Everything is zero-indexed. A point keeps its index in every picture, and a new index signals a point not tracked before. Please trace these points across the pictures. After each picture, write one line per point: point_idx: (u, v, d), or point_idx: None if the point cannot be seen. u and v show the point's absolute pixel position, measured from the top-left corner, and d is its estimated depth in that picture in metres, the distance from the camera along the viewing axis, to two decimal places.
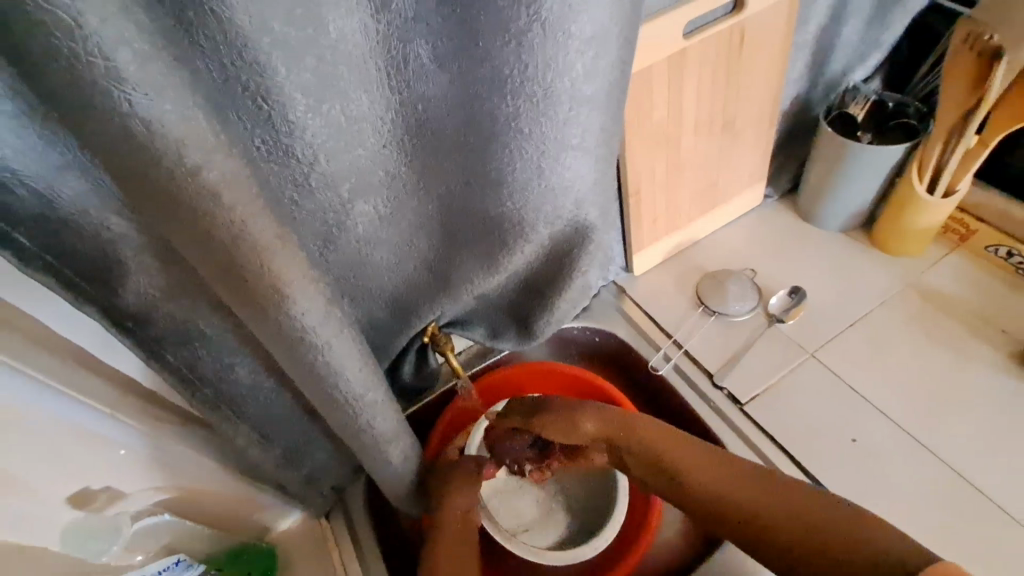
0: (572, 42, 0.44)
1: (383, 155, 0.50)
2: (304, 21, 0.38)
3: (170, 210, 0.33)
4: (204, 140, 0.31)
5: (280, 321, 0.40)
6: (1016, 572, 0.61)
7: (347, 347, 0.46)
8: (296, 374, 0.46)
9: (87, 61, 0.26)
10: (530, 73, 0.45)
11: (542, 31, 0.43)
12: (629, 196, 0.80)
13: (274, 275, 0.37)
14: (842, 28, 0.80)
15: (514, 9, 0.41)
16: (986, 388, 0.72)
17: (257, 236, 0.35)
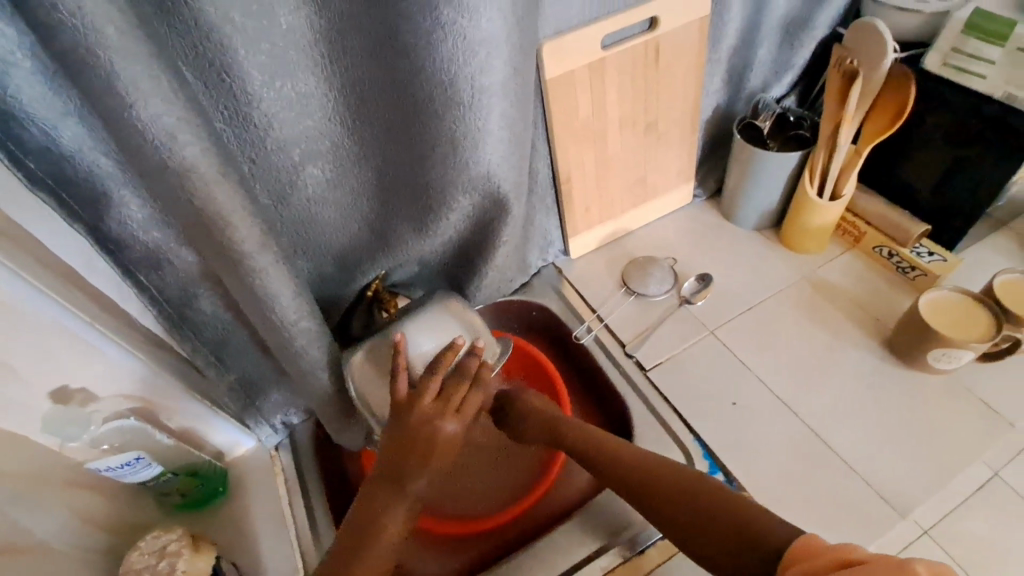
0: (474, 43, 0.56)
1: (328, 128, 0.62)
2: (259, 14, 0.49)
3: (137, 146, 0.44)
4: (164, 95, 0.42)
5: (224, 244, 0.51)
6: (853, 514, 0.71)
7: (282, 276, 0.57)
8: (240, 295, 0.57)
9: (83, 32, 0.37)
10: (440, 66, 0.57)
11: (445, 33, 0.55)
12: (562, 184, 0.91)
13: (222, 211, 0.49)
14: (754, 50, 0.92)
15: (422, 15, 0.54)
16: (855, 367, 0.83)
17: (204, 171, 0.46)
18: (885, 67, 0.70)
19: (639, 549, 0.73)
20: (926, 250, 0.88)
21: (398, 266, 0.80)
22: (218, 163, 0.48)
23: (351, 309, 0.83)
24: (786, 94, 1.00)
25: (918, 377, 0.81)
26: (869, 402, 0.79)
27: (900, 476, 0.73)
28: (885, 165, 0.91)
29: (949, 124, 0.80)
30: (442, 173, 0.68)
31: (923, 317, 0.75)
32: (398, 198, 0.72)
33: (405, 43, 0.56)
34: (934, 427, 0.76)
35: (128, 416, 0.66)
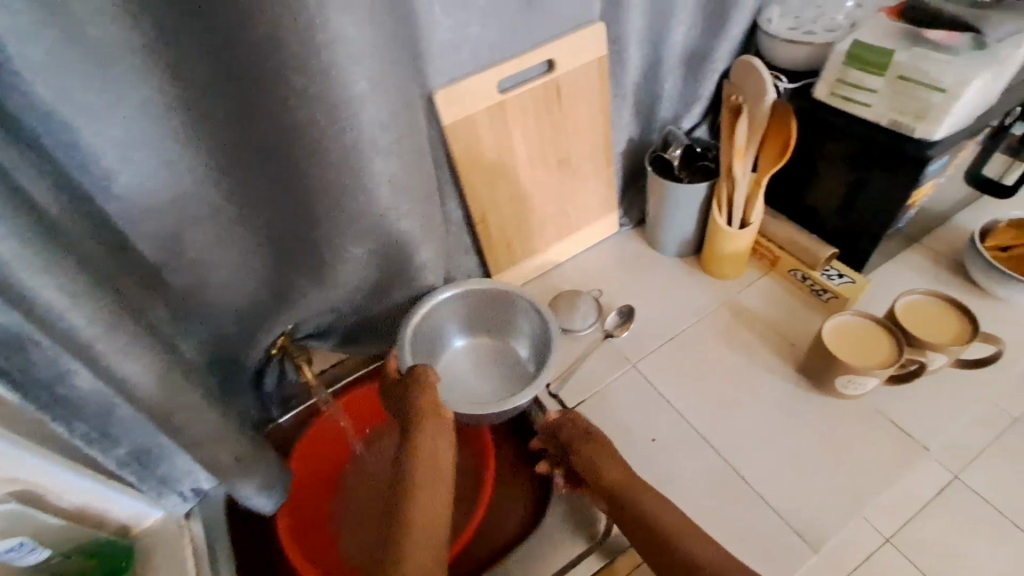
0: (338, 101, 0.56)
1: (203, 191, 0.60)
2: (102, 89, 0.49)
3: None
4: None
5: (58, 328, 0.49)
6: (764, 552, 0.70)
7: (139, 358, 0.55)
8: (98, 375, 0.55)
9: None
10: (306, 124, 0.57)
11: (306, 96, 0.55)
12: (477, 224, 0.91)
13: (44, 299, 0.47)
14: (658, 84, 0.94)
15: (282, 83, 0.54)
16: (773, 393, 0.83)
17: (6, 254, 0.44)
18: (769, 100, 0.73)
19: (619, 548, 0.74)
20: (836, 273, 0.89)
21: (307, 320, 0.78)
22: (43, 246, 0.46)
23: (262, 367, 0.81)
24: (697, 124, 1.02)
25: (832, 402, 0.81)
26: (785, 431, 0.79)
27: (813, 506, 0.73)
28: (793, 191, 0.93)
29: (846, 151, 0.81)
30: (332, 226, 0.66)
31: (827, 344, 0.76)
32: (293, 254, 0.70)
33: (268, 105, 0.56)
34: (847, 454, 0.76)
35: (8, 500, 0.61)
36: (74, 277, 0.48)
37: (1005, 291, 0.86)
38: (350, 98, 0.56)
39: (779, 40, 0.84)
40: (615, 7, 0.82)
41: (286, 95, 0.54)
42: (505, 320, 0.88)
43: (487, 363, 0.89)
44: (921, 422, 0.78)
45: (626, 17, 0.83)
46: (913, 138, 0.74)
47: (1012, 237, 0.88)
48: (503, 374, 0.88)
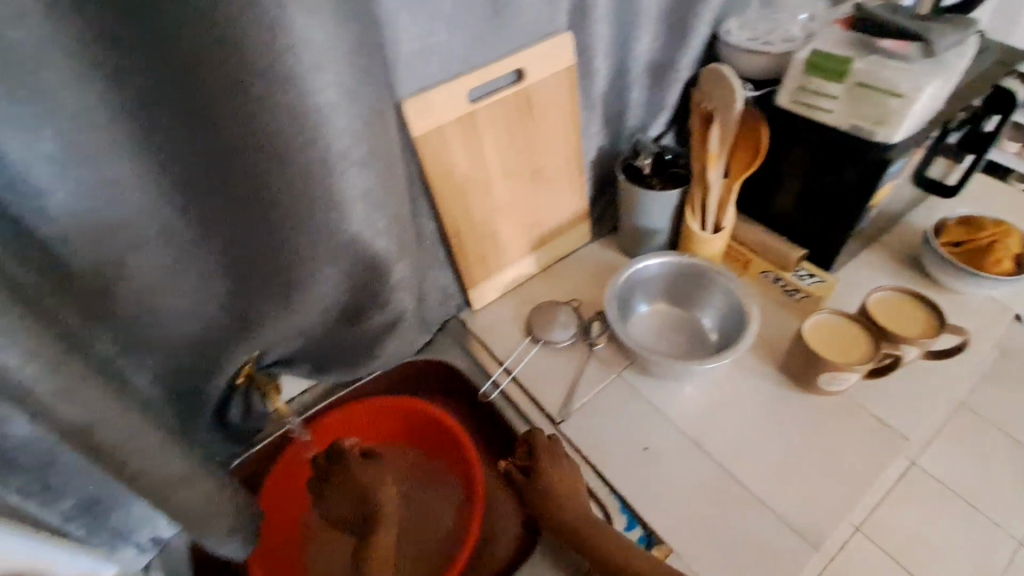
0: (305, 104, 0.52)
1: (155, 209, 0.55)
2: (28, 98, 0.43)
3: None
4: None
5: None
6: (766, 553, 0.70)
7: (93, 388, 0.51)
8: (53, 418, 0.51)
9: None
10: (274, 129, 0.53)
11: (272, 106, 0.52)
12: (450, 239, 0.88)
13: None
14: (626, 94, 0.95)
15: (241, 90, 0.50)
16: (755, 394, 0.85)
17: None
18: (738, 108, 0.73)
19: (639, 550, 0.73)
20: (807, 273, 0.92)
21: (270, 348, 0.72)
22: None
23: (224, 399, 0.75)
24: (665, 132, 1.03)
25: (817, 399, 0.83)
26: (772, 429, 0.81)
27: (805, 504, 0.74)
28: (761, 195, 0.96)
29: (806, 157, 0.86)
30: (300, 241, 0.62)
31: (806, 339, 0.78)
32: (258, 275, 0.64)
33: (227, 112, 0.51)
34: (835, 450, 0.78)
35: None
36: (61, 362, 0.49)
37: (960, 285, 0.91)
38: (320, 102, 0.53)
39: (741, 51, 0.88)
40: (581, 18, 0.82)
41: (249, 97, 0.51)
42: (696, 287, 0.90)
43: (674, 330, 0.92)
44: (898, 414, 0.81)
45: (592, 26, 0.83)
46: (875, 141, 0.78)
47: (960, 234, 0.94)
48: (679, 342, 0.90)
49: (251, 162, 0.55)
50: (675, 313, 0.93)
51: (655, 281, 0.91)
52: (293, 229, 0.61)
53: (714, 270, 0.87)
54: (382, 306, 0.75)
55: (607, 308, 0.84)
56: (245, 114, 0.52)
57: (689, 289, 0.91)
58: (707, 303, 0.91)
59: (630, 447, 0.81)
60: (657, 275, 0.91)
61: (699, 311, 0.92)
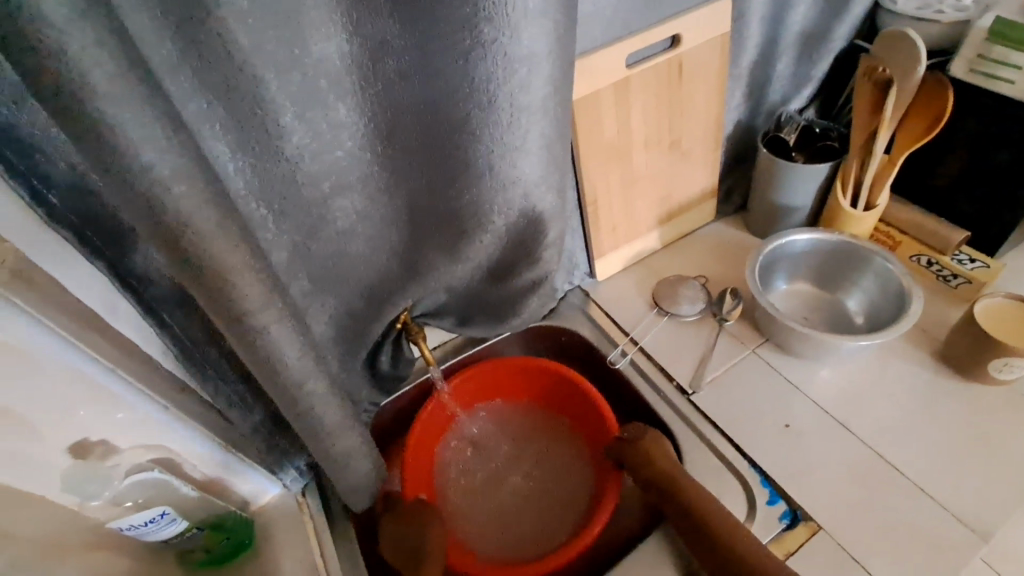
0: (510, 59, 0.53)
1: (359, 157, 0.59)
2: (289, 42, 0.47)
3: (130, 204, 0.41)
4: (156, 139, 0.39)
5: (231, 303, 0.48)
6: (925, 538, 0.67)
7: (289, 332, 0.54)
8: (246, 357, 0.53)
9: (66, 76, 0.35)
10: (476, 85, 0.55)
11: (485, 52, 0.52)
12: (587, 206, 0.89)
13: (224, 263, 0.46)
14: (773, 64, 0.92)
15: (462, 33, 0.51)
16: (907, 381, 0.80)
17: (199, 226, 0.43)
18: (921, 71, 0.71)
19: (784, 523, 0.71)
20: (966, 257, 0.86)
21: (424, 297, 0.76)
22: (222, 211, 0.45)
23: (380, 343, 0.80)
24: (806, 106, 1.00)
25: (978, 388, 0.78)
26: (928, 415, 0.77)
27: (969, 493, 0.70)
28: (917, 174, 0.90)
29: (980, 131, 0.80)
30: (475, 198, 0.65)
31: (977, 321, 0.74)
32: (430, 227, 0.68)
33: (439, 64, 0.53)
34: (1003, 440, 0.73)
35: (154, 467, 0.63)
36: (285, 310, 0.53)
37: None
38: (520, 56, 0.54)
39: (909, 19, 0.84)
40: None
41: (462, 53, 0.53)
42: (845, 266, 0.87)
43: (817, 308, 0.89)
44: None
45: None
46: None
47: None
48: (822, 321, 0.87)
49: (449, 116, 0.57)
50: (819, 291, 0.90)
51: (797, 257, 0.89)
52: (470, 184, 0.63)
53: (874, 252, 0.83)
54: (531, 266, 0.77)
55: (749, 282, 0.84)
56: (455, 69, 0.54)
57: (838, 272, 0.88)
58: (855, 283, 0.87)
59: (771, 423, 0.79)
60: (803, 252, 0.88)
61: (845, 291, 0.88)
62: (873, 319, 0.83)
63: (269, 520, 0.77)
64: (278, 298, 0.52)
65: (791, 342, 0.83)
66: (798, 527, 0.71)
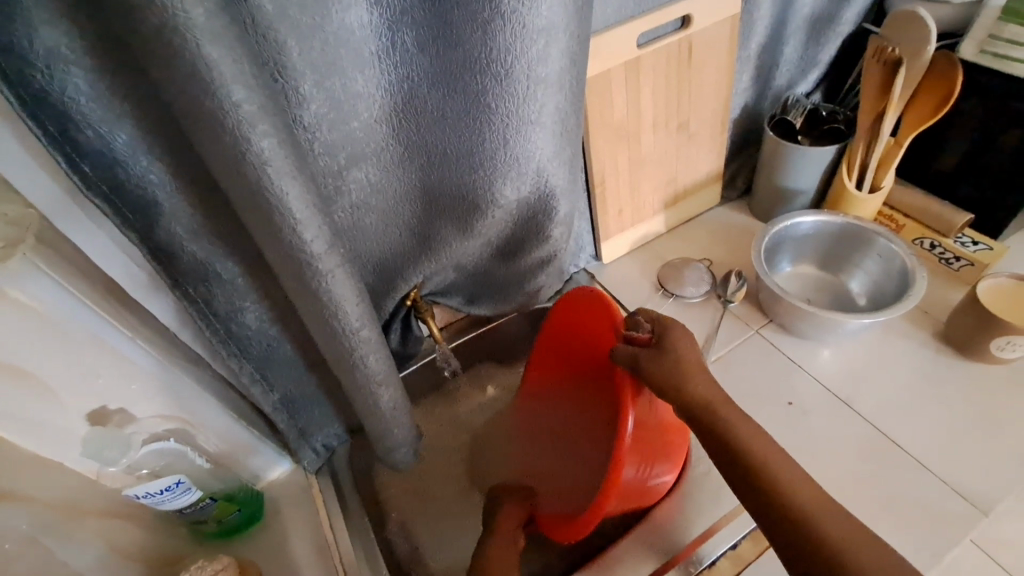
0: (529, 30, 0.54)
1: (374, 129, 0.59)
2: (314, 9, 0.47)
3: (206, 149, 0.42)
4: (245, 81, 0.38)
5: (292, 245, 0.47)
6: (929, 511, 0.69)
7: (345, 281, 0.53)
8: (304, 305, 0.54)
9: (168, 10, 0.33)
10: (494, 56, 0.55)
11: (504, 23, 0.53)
12: (595, 186, 0.89)
13: (287, 205, 0.45)
14: (781, 47, 0.92)
15: (481, 4, 0.51)
16: (909, 359, 0.82)
17: (277, 166, 0.42)
18: (928, 53, 0.73)
19: None
20: (969, 240, 0.87)
21: (434, 273, 0.77)
22: (292, 159, 0.44)
23: (390, 320, 0.80)
24: (811, 91, 1.01)
25: (977, 367, 0.80)
26: (934, 395, 0.78)
27: (971, 466, 0.72)
28: (922, 157, 0.91)
29: (984, 113, 0.81)
30: (488, 172, 0.65)
31: (979, 299, 0.76)
32: (441, 202, 0.69)
33: (459, 34, 0.54)
34: (1003, 418, 0.75)
35: (170, 438, 0.63)
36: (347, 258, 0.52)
37: None
38: (539, 28, 0.54)
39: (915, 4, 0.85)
40: None
41: (481, 23, 0.53)
42: (851, 249, 0.88)
43: (821, 291, 0.90)
44: None
45: None
46: None
47: None
48: (827, 303, 0.89)
49: (464, 88, 0.58)
50: (822, 275, 0.91)
51: (802, 241, 0.90)
52: (482, 159, 0.64)
53: (877, 234, 0.84)
54: (541, 244, 0.78)
55: (754, 262, 0.85)
56: (474, 38, 0.54)
57: (845, 256, 0.89)
58: (860, 266, 0.88)
59: (777, 401, 0.80)
60: (809, 235, 0.89)
61: (849, 275, 0.89)
62: (879, 301, 0.84)
63: (278, 495, 0.77)
64: (336, 244, 0.51)
65: (795, 321, 0.84)
66: None
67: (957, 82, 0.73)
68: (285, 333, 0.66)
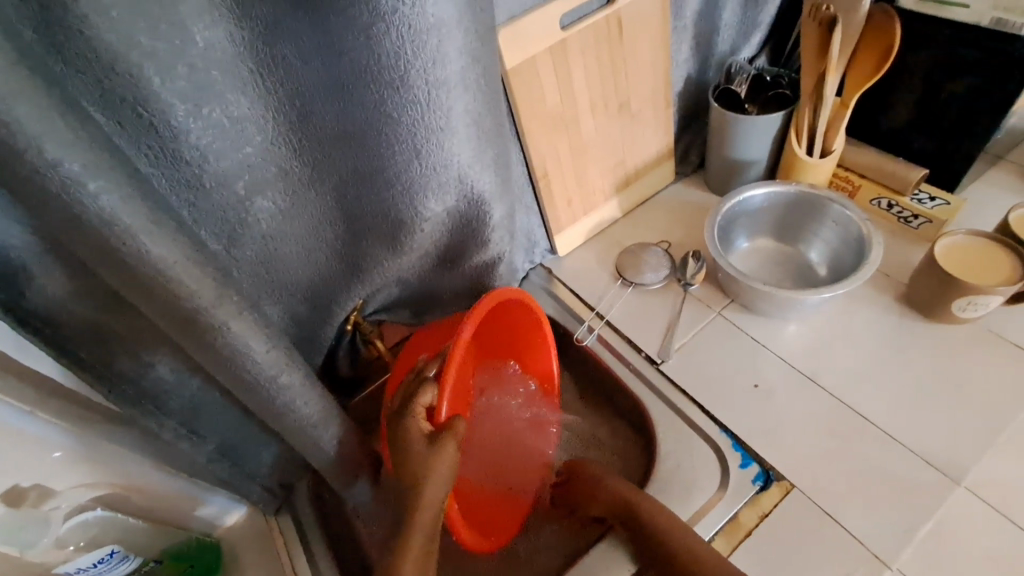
0: (416, 30, 0.50)
1: (272, 153, 0.54)
2: (168, 35, 0.42)
3: (43, 212, 0.38)
4: (65, 137, 0.35)
5: (174, 303, 0.43)
6: (900, 487, 0.67)
7: (249, 327, 0.48)
8: (208, 362, 0.49)
9: None
10: (385, 62, 0.51)
11: (388, 26, 0.48)
12: (538, 179, 0.85)
13: (155, 258, 0.40)
14: (719, 13, 0.88)
15: (359, 7, 0.47)
16: (872, 326, 0.80)
17: (129, 222, 0.39)
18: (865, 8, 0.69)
19: (757, 485, 0.70)
20: (926, 195, 0.84)
21: (372, 293, 0.73)
22: (150, 209, 0.40)
23: (334, 348, 0.76)
24: (756, 54, 0.96)
25: (942, 328, 0.78)
26: (900, 363, 0.76)
27: (940, 434, 0.70)
28: (873, 114, 0.88)
29: (930, 63, 0.78)
30: (406, 183, 0.61)
31: (937, 261, 0.74)
32: (364, 222, 0.64)
33: (343, 43, 0.49)
34: (970, 381, 0.73)
35: (97, 507, 0.59)
36: (244, 302, 0.48)
37: None
38: (427, 28, 0.50)
39: None
40: None
41: (364, 28, 0.48)
42: (806, 218, 0.84)
43: (774, 263, 0.87)
44: None
45: None
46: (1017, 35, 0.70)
47: None
48: (783, 274, 0.86)
49: (361, 99, 0.53)
50: (776, 246, 0.88)
51: (756, 212, 0.86)
52: (397, 172, 0.60)
53: (829, 201, 0.81)
54: (482, 247, 0.74)
55: (707, 243, 0.81)
56: (359, 44, 0.49)
57: (799, 225, 0.86)
58: (815, 235, 0.85)
59: (743, 385, 0.78)
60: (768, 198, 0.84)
61: (804, 245, 0.87)
62: (837, 270, 0.82)
63: (233, 545, 0.74)
64: (230, 290, 0.47)
65: (753, 299, 0.81)
66: (771, 487, 0.69)
67: (897, 37, 0.70)
68: (208, 382, 0.62)
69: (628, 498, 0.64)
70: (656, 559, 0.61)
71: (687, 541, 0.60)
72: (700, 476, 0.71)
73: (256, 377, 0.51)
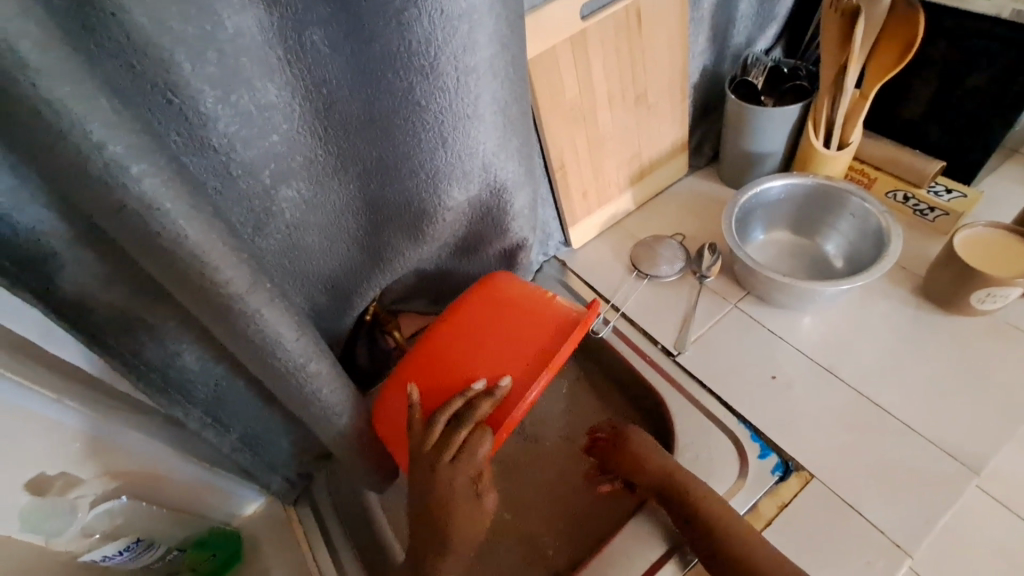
0: (447, 16, 0.49)
1: (298, 141, 0.54)
2: (200, 19, 0.41)
3: (80, 196, 0.38)
4: (106, 120, 0.35)
5: (209, 289, 0.43)
6: (919, 477, 0.67)
7: (279, 314, 0.48)
8: (238, 349, 0.49)
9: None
10: (414, 48, 0.50)
11: (419, 12, 0.48)
12: (555, 170, 0.84)
13: (192, 243, 0.40)
14: (737, 4, 0.87)
15: None
16: (888, 319, 0.80)
17: (169, 207, 0.38)
18: None
19: (777, 477, 0.70)
20: (943, 188, 0.84)
21: (391, 282, 0.73)
22: (188, 197, 0.40)
23: (353, 338, 0.76)
24: (771, 47, 0.96)
25: (958, 320, 0.78)
26: (917, 355, 0.76)
27: (960, 426, 0.70)
28: (890, 106, 0.87)
29: (949, 55, 0.78)
30: (430, 172, 0.61)
31: (956, 253, 0.74)
32: (387, 211, 0.64)
33: (372, 30, 0.48)
34: (988, 373, 0.73)
35: (120, 496, 0.59)
36: (275, 289, 0.48)
37: None
38: (458, 15, 0.50)
39: None
40: None
41: (394, 13, 0.48)
42: (823, 208, 0.85)
43: (792, 255, 0.87)
44: None
45: None
46: None
47: None
48: (801, 267, 0.86)
49: (388, 87, 0.53)
50: (794, 239, 0.89)
51: (773, 204, 0.86)
52: (422, 160, 0.60)
53: (847, 192, 0.81)
54: (501, 237, 0.74)
55: (725, 234, 0.81)
56: (388, 31, 0.49)
57: (816, 218, 0.86)
58: (833, 227, 0.85)
59: (761, 376, 0.78)
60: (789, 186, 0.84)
61: (821, 237, 0.87)
62: (855, 261, 0.82)
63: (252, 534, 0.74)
64: (263, 277, 0.47)
65: (768, 291, 0.82)
66: (790, 477, 0.70)
67: (920, 27, 0.70)
68: (231, 370, 0.62)
69: (680, 479, 0.64)
70: (697, 538, 0.61)
71: (734, 531, 0.59)
72: (721, 468, 0.71)
73: (286, 365, 0.52)
